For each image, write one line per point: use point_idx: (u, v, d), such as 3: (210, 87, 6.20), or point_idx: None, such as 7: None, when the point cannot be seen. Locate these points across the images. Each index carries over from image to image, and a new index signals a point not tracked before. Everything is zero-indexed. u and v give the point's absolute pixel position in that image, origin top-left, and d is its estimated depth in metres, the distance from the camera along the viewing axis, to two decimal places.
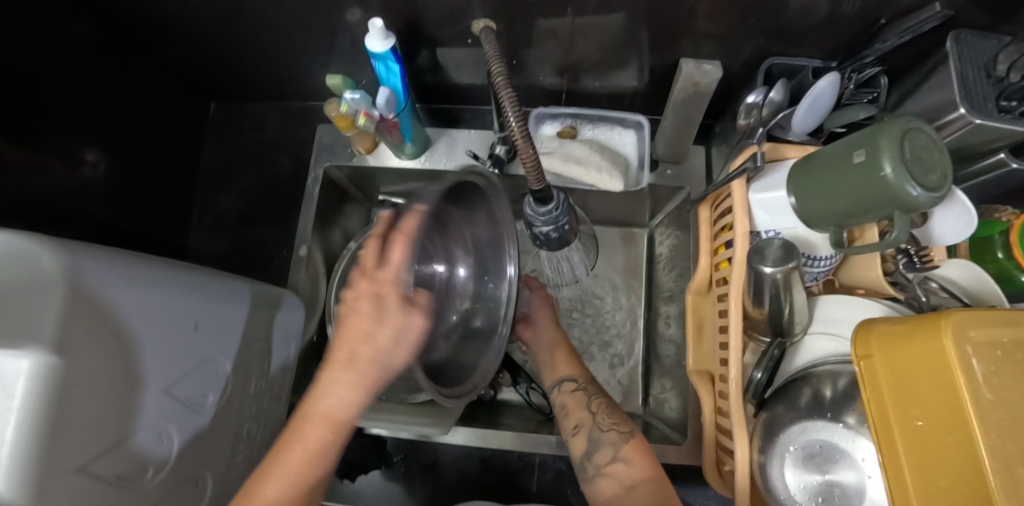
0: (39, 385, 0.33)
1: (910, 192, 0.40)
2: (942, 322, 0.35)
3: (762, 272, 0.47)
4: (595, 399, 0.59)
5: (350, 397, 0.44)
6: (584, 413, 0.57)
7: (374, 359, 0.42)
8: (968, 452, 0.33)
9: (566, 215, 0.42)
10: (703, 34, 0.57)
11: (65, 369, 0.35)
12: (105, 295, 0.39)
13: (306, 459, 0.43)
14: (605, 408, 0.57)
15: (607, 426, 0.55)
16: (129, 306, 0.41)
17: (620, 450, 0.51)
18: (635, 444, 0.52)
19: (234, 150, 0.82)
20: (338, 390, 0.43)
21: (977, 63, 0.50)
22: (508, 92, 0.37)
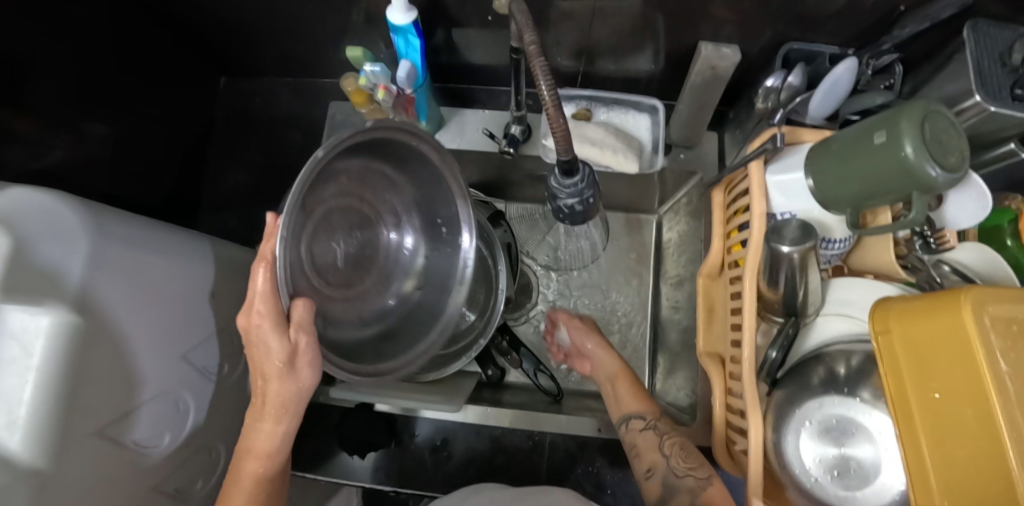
0: (60, 342, 0.33)
1: (929, 172, 0.41)
2: (961, 297, 0.36)
3: (779, 251, 0.47)
4: (669, 440, 0.55)
5: (277, 430, 0.43)
6: (659, 456, 0.53)
7: (284, 392, 0.40)
8: (982, 421, 0.34)
9: (591, 189, 0.43)
10: (723, 18, 0.57)
11: (85, 328, 0.34)
12: (122, 257, 0.38)
13: (254, 483, 0.44)
14: (680, 449, 0.53)
15: (682, 471, 0.51)
16: (147, 270, 0.41)
17: (699, 495, 0.48)
18: (717, 489, 0.49)
19: (245, 128, 0.81)
20: (263, 427, 0.43)
21: (993, 53, 0.51)
22: (540, 61, 0.37)
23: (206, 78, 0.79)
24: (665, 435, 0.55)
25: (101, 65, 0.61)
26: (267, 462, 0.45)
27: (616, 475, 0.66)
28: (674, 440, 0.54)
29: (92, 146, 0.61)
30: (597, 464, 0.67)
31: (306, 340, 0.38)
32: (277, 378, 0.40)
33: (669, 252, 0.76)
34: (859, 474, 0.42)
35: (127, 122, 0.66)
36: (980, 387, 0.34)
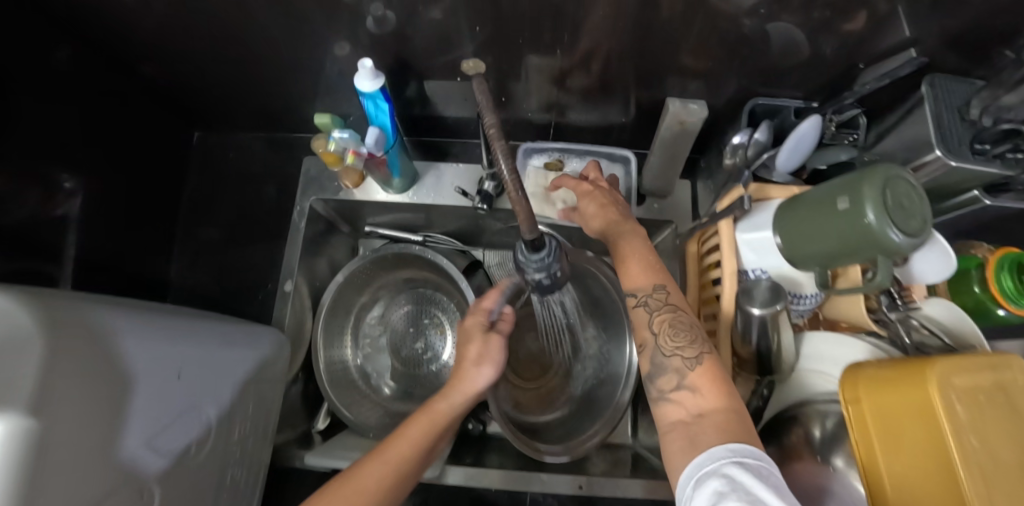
0: (25, 442, 0.30)
1: (891, 237, 0.41)
2: (930, 370, 0.37)
3: (751, 314, 0.48)
4: (659, 316, 0.47)
5: (489, 373, 0.52)
6: (647, 334, 0.47)
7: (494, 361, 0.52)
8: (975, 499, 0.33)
9: (557, 261, 0.42)
10: (688, 73, 0.59)
11: (48, 428, 0.32)
12: (81, 353, 0.37)
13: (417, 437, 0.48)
14: (670, 326, 0.46)
15: (670, 350, 0.45)
16: (107, 363, 0.39)
17: (687, 377, 0.43)
18: (708, 369, 0.43)
19: (218, 179, 0.80)
20: (474, 376, 0.52)
21: (952, 107, 0.52)
22: (501, 143, 0.37)
23: (179, 132, 0.78)
24: (656, 312, 0.48)
25: (72, 120, 0.61)
26: (426, 430, 0.49)
27: None
28: (665, 315, 0.47)
29: (61, 202, 0.60)
30: None
31: (496, 336, 0.53)
32: (473, 363, 0.52)
33: None
34: None
35: (102, 176, 0.66)
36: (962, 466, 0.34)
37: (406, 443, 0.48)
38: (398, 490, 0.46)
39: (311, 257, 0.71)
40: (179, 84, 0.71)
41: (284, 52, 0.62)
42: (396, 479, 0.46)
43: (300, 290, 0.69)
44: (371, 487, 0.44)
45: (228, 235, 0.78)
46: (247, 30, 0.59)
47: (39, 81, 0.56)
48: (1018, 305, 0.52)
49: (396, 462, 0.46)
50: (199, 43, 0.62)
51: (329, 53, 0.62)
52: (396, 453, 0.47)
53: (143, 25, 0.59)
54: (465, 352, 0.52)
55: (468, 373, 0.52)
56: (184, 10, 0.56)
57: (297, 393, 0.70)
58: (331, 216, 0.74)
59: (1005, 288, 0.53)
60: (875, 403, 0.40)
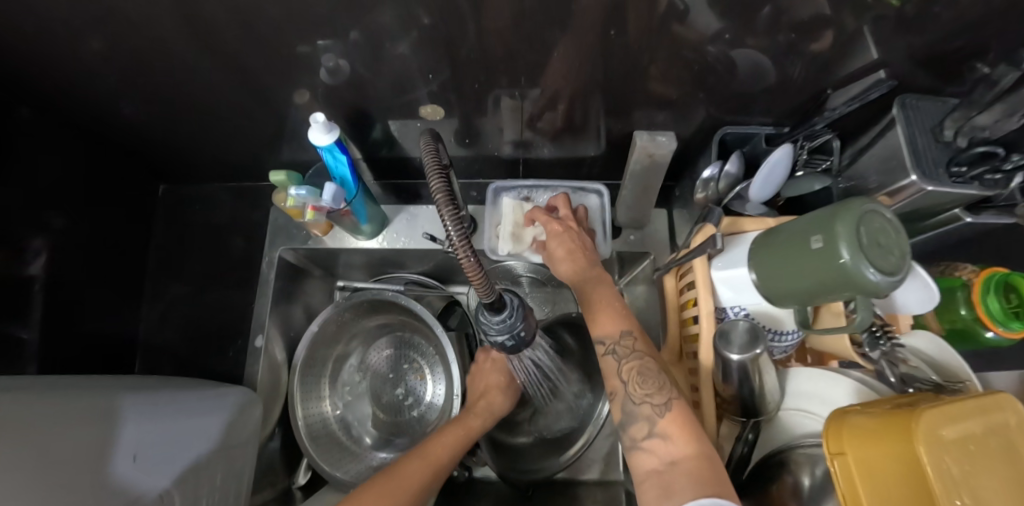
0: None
1: (870, 278, 0.39)
2: (917, 421, 0.35)
3: (729, 358, 0.46)
4: (631, 361, 0.45)
5: (504, 402, 0.62)
6: (617, 380, 0.45)
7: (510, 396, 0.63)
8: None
9: (520, 320, 0.41)
10: (656, 103, 0.57)
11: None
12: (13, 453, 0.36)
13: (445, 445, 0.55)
14: (638, 373, 0.45)
15: (640, 397, 0.43)
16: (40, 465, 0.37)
17: (657, 425, 0.41)
18: (678, 416, 0.41)
19: (185, 232, 0.78)
20: (494, 400, 0.61)
21: (926, 128, 0.50)
22: (448, 209, 0.35)
23: (144, 187, 0.77)
24: (625, 360, 0.46)
25: (34, 178, 0.59)
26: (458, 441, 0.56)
27: None
28: (633, 361, 0.45)
29: (25, 263, 0.59)
30: None
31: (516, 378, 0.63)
32: (495, 391, 0.62)
33: None
34: None
35: (71, 234, 0.64)
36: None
37: (444, 449, 0.55)
38: (434, 488, 0.52)
39: (283, 309, 0.69)
40: (141, 139, 0.70)
41: (242, 103, 0.61)
42: (435, 477, 0.52)
43: (273, 344, 0.68)
44: (415, 482, 0.50)
45: (197, 290, 0.76)
46: (204, 83, 0.58)
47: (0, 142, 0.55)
48: (1007, 328, 0.51)
49: (438, 463, 0.53)
50: (157, 97, 0.61)
51: (288, 102, 0.60)
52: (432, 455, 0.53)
53: (100, 81, 0.58)
54: (487, 380, 0.63)
55: (494, 398, 0.61)
56: (140, 65, 0.56)
57: (274, 449, 0.67)
58: (302, 263, 0.72)
59: (991, 311, 0.51)
60: (858, 457, 0.37)
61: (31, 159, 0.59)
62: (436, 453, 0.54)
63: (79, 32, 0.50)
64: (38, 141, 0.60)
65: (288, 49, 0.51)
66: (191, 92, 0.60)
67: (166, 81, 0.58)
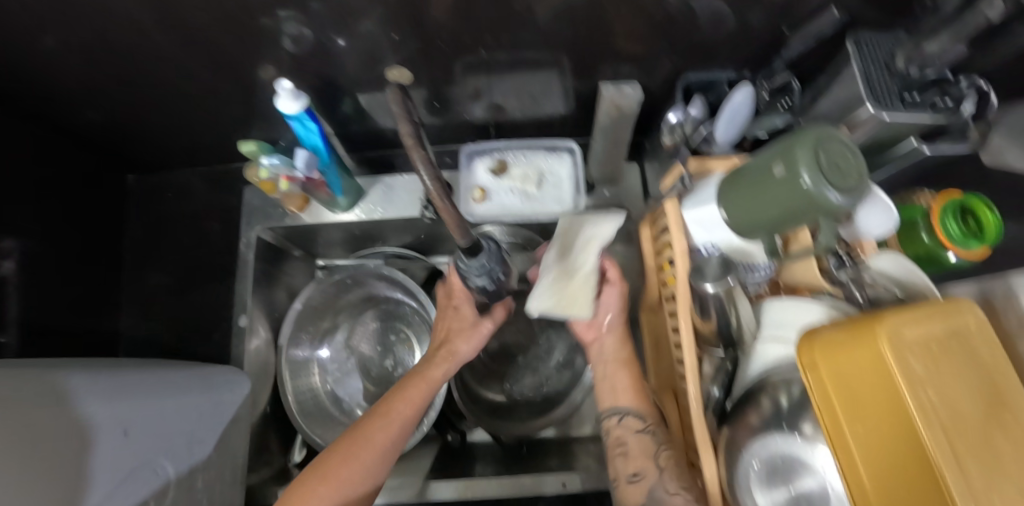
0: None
1: (829, 198, 0.41)
2: (879, 325, 0.36)
3: (704, 291, 0.47)
4: (665, 451, 0.51)
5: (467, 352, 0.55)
6: (652, 465, 0.50)
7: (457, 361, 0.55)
8: (932, 458, 0.32)
9: (498, 264, 0.43)
10: (622, 55, 0.57)
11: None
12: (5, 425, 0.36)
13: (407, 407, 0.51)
14: (673, 463, 0.50)
15: (674, 489, 0.47)
16: (30, 443, 0.37)
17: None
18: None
19: (158, 222, 0.77)
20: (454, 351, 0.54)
21: (878, 61, 0.51)
22: (421, 154, 0.37)
23: (112, 177, 0.75)
24: (660, 448, 0.51)
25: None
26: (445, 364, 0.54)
27: None
28: (666, 451, 0.51)
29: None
30: None
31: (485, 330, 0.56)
32: (457, 334, 0.56)
33: None
34: None
35: (38, 233, 0.63)
36: (919, 424, 0.33)
37: (429, 373, 0.53)
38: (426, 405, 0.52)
39: (266, 290, 0.69)
40: (110, 132, 0.69)
41: (204, 81, 0.60)
42: (395, 447, 0.50)
43: (257, 325, 0.67)
44: (410, 408, 0.51)
45: (175, 278, 0.75)
46: (164, 65, 0.57)
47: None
48: (967, 249, 0.53)
49: (402, 420, 0.50)
50: (116, 80, 0.59)
51: (252, 78, 0.59)
52: (388, 425, 0.49)
53: (57, 70, 0.57)
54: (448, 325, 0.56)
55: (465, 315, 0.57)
56: (94, 47, 0.54)
57: (268, 428, 0.67)
58: (281, 244, 0.72)
59: (952, 234, 0.53)
60: (830, 368, 0.39)
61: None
62: (418, 378, 0.52)
63: (28, 17, 0.49)
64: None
65: (246, 20, 0.49)
66: (150, 74, 0.59)
67: (124, 65, 0.57)
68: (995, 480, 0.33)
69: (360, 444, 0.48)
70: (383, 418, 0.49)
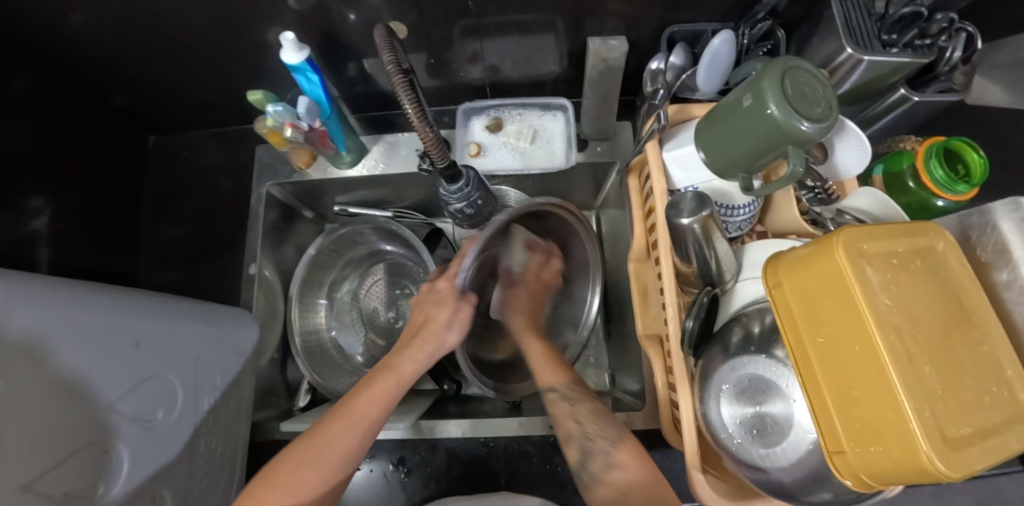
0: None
1: (799, 126, 0.42)
2: (837, 237, 0.38)
3: (680, 224, 0.49)
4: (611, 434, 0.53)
5: (421, 360, 0.57)
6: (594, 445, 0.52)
7: (438, 341, 0.58)
8: (884, 354, 0.34)
9: (477, 190, 0.45)
10: (607, 12, 0.59)
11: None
12: (23, 325, 0.39)
13: (373, 405, 0.52)
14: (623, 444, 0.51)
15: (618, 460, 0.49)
16: (47, 343, 0.41)
17: (615, 456, 0.48)
18: (630, 447, 0.48)
19: (178, 179, 0.83)
20: (412, 354, 0.57)
21: (859, 5, 0.52)
22: (400, 79, 0.39)
23: (135, 138, 0.81)
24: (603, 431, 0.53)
25: (28, 138, 0.64)
26: (395, 389, 0.54)
27: None
28: (584, 406, 0.52)
29: (27, 220, 0.63)
30: (556, 461, 0.63)
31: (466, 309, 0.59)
32: (445, 325, 0.58)
33: (609, 246, 0.80)
34: (777, 430, 0.42)
35: (65, 193, 0.68)
36: (870, 324, 0.35)
37: (375, 405, 0.52)
38: (374, 434, 0.51)
39: (275, 243, 0.73)
40: (133, 95, 0.75)
41: (214, 44, 0.64)
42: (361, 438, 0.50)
43: (266, 273, 0.72)
44: (343, 446, 0.48)
45: (193, 230, 0.81)
46: (178, 30, 0.62)
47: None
48: (954, 193, 0.52)
49: (368, 419, 0.50)
50: (135, 45, 0.65)
51: (258, 40, 0.63)
52: (350, 420, 0.50)
53: (84, 36, 0.63)
54: (432, 316, 0.59)
55: (434, 333, 0.58)
56: (115, 13, 0.59)
57: (275, 370, 0.72)
58: (291, 201, 0.76)
59: (937, 178, 0.52)
60: (793, 285, 0.41)
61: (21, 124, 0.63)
62: (362, 411, 0.50)
63: None
64: (30, 103, 0.64)
65: None
66: (166, 39, 0.64)
67: (141, 30, 0.62)
68: (939, 381, 0.35)
69: (286, 485, 0.45)
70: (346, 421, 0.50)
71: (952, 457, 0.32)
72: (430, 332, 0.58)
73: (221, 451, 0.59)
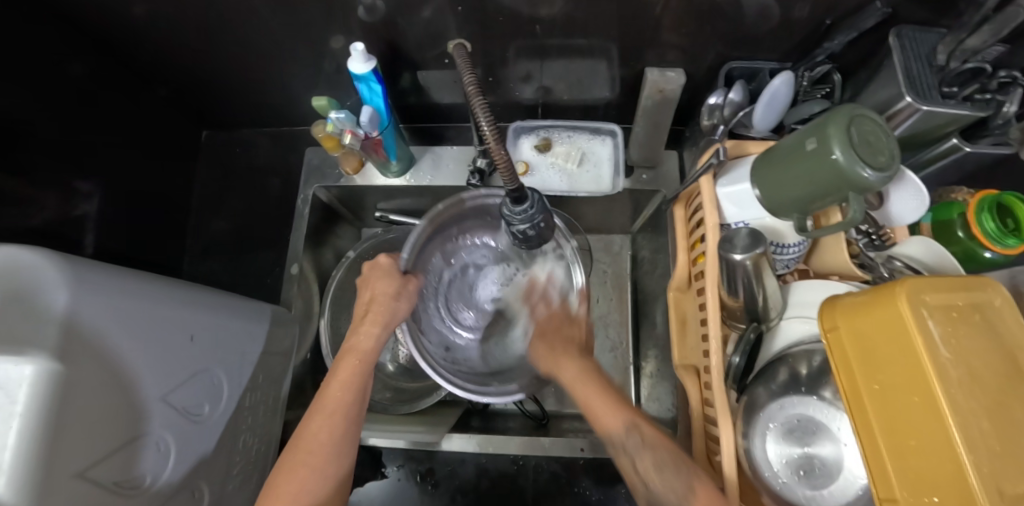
0: (41, 393, 0.33)
1: (862, 173, 0.42)
2: (899, 286, 0.38)
3: (733, 260, 0.49)
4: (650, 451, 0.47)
5: (376, 331, 0.56)
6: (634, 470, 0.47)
7: (382, 315, 0.56)
8: (943, 409, 0.34)
9: (540, 213, 0.46)
10: (667, 44, 0.60)
11: (66, 377, 0.35)
12: (103, 311, 0.39)
13: (341, 387, 0.51)
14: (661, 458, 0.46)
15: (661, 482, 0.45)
16: (121, 330, 0.40)
17: (644, 436, 0.46)
18: (661, 436, 0.46)
19: (225, 174, 0.85)
20: (366, 328, 0.56)
21: (920, 55, 0.53)
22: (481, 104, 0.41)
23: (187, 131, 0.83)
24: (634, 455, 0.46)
25: (88, 121, 0.65)
26: (361, 368, 0.53)
27: (603, 493, 0.62)
28: (652, 452, 0.45)
29: (79, 204, 0.64)
30: (583, 483, 0.63)
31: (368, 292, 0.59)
32: (389, 296, 0.58)
33: (643, 271, 0.80)
34: (824, 472, 0.43)
35: (115, 179, 0.70)
36: (935, 378, 0.35)
37: (344, 389, 0.51)
38: (354, 416, 0.51)
39: (316, 245, 0.74)
40: (189, 88, 0.76)
41: (280, 46, 0.66)
42: (344, 418, 0.50)
43: (306, 274, 0.73)
44: (323, 436, 0.48)
45: (237, 225, 0.82)
46: (246, 31, 0.64)
47: (55, 90, 0.60)
48: (1004, 246, 0.53)
49: (341, 403, 0.50)
50: (203, 40, 0.66)
51: (323, 47, 0.65)
52: (324, 410, 0.50)
53: (153, 29, 0.64)
54: (376, 293, 0.58)
55: (384, 306, 0.57)
56: (187, 10, 0.60)
57: (307, 371, 0.72)
58: (335, 205, 0.77)
59: (988, 230, 0.53)
60: (849, 329, 0.41)
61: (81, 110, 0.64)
62: (333, 399, 0.50)
63: None
64: (91, 88, 0.65)
65: None
66: (232, 38, 0.65)
67: (210, 27, 0.63)
68: (999, 440, 0.34)
69: (282, 488, 0.45)
70: (322, 413, 0.49)
71: None
72: (379, 306, 0.57)
73: (255, 447, 0.59)
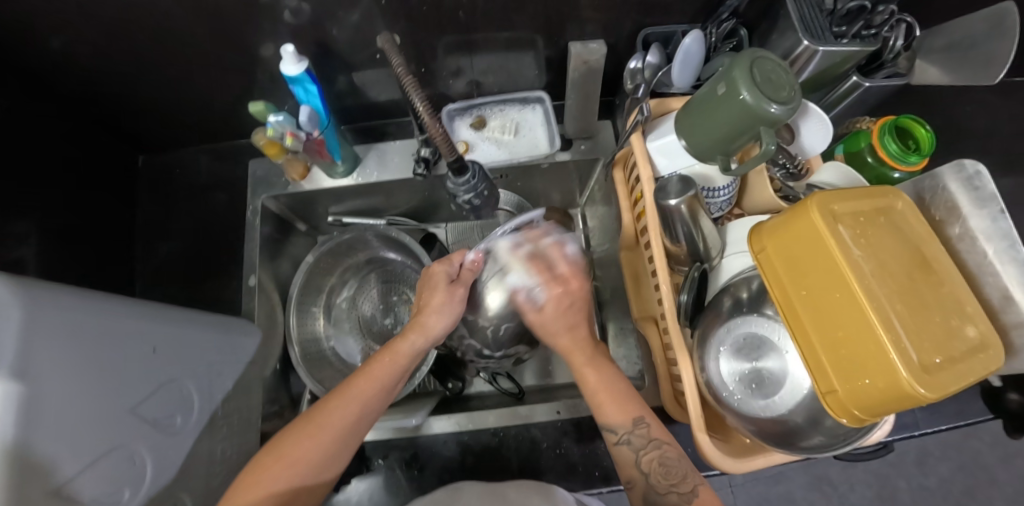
0: (9, 408, 0.32)
1: (767, 108, 0.47)
2: (811, 197, 0.42)
3: (668, 205, 0.53)
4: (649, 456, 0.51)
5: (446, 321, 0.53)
6: (636, 471, 0.51)
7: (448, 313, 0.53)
8: (861, 297, 0.38)
9: (483, 182, 0.48)
10: (586, 18, 0.63)
11: (31, 393, 0.34)
12: (61, 327, 0.38)
13: (368, 384, 0.51)
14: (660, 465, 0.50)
15: (663, 490, 0.49)
16: (84, 347, 0.40)
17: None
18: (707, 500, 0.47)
19: (169, 196, 0.83)
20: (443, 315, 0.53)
21: (811, 4, 0.59)
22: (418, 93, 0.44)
23: (123, 157, 0.81)
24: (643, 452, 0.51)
25: (23, 160, 0.63)
26: (392, 368, 0.52)
27: (584, 451, 0.64)
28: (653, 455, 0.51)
29: (17, 245, 0.61)
30: (565, 444, 0.65)
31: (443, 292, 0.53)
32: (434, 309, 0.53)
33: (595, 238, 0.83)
34: (773, 381, 0.45)
35: (52, 218, 0.67)
36: (848, 271, 0.39)
37: (373, 381, 0.51)
38: (371, 411, 0.51)
39: (272, 253, 0.74)
40: (122, 113, 0.75)
41: (208, 59, 0.66)
42: (367, 413, 0.51)
43: (266, 285, 0.72)
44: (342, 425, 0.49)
45: (186, 247, 0.81)
46: (173, 48, 0.63)
47: None
48: (907, 164, 0.58)
49: (361, 402, 0.50)
50: (132, 65, 0.66)
51: (254, 55, 0.65)
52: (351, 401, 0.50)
53: (76, 56, 0.63)
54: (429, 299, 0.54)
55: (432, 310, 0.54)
56: (109, 33, 0.59)
57: (276, 379, 0.72)
58: (285, 213, 0.77)
59: (891, 152, 0.58)
60: (774, 246, 0.44)
61: (14, 146, 0.62)
62: (361, 387, 0.51)
63: (52, 8, 0.54)
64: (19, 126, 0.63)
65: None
66: (159, 57, 0.65)
67: (135, 48, 0.62)
68: (913, 321, 0.38)
69: (284, 456, 0.46)
70: (345, 396, 0.50)
71: (930, 380, 0.36)
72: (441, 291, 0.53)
73: (231, 457, 0.59)
